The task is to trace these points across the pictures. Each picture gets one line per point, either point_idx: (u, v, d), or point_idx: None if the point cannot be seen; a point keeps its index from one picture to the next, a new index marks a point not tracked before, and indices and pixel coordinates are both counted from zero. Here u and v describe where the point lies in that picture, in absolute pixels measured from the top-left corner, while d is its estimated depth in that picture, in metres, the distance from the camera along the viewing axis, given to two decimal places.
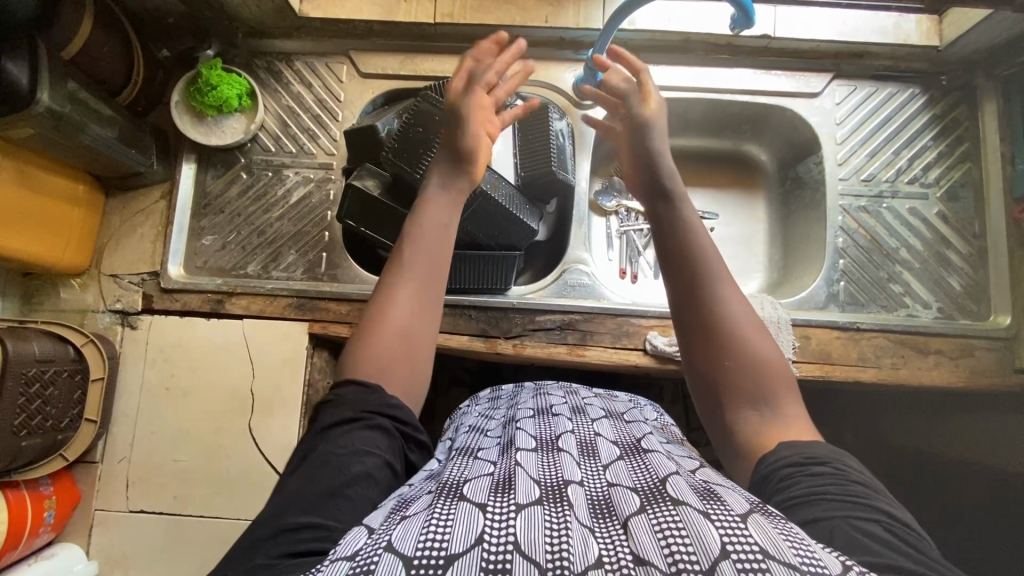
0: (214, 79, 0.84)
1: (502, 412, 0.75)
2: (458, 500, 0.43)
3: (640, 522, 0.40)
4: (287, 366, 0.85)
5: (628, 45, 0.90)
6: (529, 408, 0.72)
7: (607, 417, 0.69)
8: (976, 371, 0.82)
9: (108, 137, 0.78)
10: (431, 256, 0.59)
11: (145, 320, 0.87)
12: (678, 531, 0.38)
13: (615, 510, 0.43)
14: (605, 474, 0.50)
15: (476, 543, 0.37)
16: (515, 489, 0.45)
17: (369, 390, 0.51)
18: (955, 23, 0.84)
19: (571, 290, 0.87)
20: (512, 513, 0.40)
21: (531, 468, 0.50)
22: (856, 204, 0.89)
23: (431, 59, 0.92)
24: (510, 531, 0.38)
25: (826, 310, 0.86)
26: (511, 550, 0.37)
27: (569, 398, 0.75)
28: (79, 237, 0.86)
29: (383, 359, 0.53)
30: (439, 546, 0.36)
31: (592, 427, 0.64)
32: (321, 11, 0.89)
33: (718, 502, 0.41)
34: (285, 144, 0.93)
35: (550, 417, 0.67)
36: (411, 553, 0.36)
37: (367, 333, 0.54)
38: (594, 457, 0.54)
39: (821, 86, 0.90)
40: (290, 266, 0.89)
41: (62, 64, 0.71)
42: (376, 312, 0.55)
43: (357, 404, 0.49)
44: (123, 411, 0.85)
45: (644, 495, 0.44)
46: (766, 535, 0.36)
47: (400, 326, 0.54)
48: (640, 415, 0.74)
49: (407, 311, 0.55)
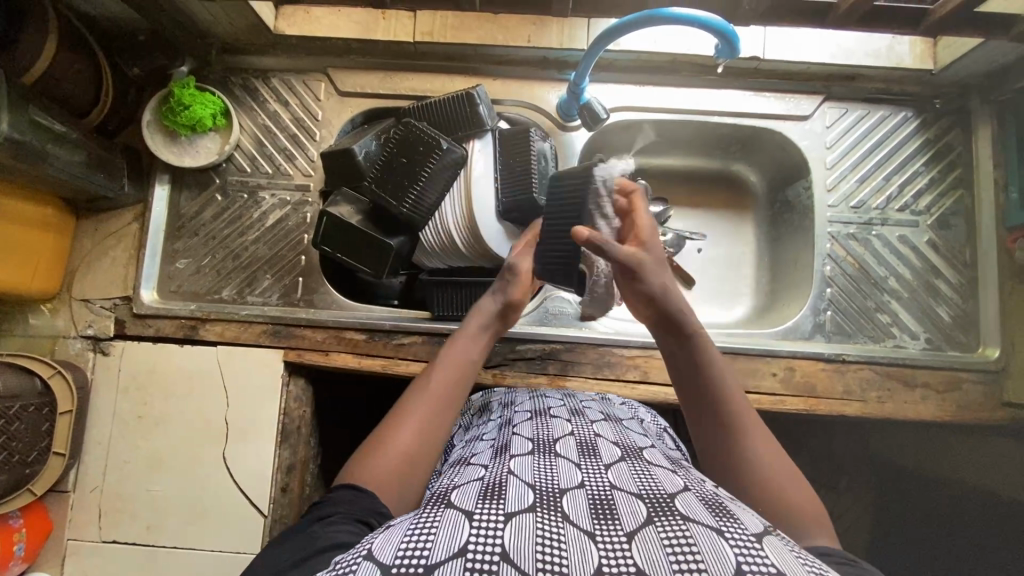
0: (186, 99, 0.82)
1: (499, 412, 0.72)
2: (445, 508, 0.42)
3: (648, 534, 0.38)
4: (262, 395, 0.83)
5: (613, 65, 0.87)
6: (527, 410, 0.68)
7: (607, 421, 0.66)
8: (963, 405, 0.81)
9: (74, 163, 0.76)
10: (449, 389, 0.62)
11: (117, 346, 0.85)
12: (689, 546, 0.37)
13: (619, 519, 0.41)
14: (607, 475, 0.48)
15: (459, 553, 0.36)
16: (506, 496, 0.43)
17: (364, 495, 0.51)
18: (950, 47, 0.82)
19: (552, 318, 0.86)
20: (501, 522, 0.39)
21: (523, 474, 0.48)
22: (845, 231, 0.87)
23: (411, 77, 0.90)
24: (499, 540, 0.37)
25: (812, 340, 0.84)
26: (498, 559, 0.36)
27: (567, 401, 0.72)
28: (48, 262, 0.84)
29: (381, 476, 0.53)
30: (420, 555, 0.36)
31: (592, 428, 0.61)
32: (298, 28, 0.86)
33: (732, 519, 0.40)
34: (261, 165, 0.90)
35: (547, 418, 0.64)
36: (389, 561, 0.36)
37: (371, 448, 0.56)
38: (595, 457, 0.53)
39: (811, 109, 0.88)
40: (265, 292, 0.88)
41: (23, 89, 0.69)
42: (385, 429, 0.57)
43: (348, 503, 0.50)
44: (95, 440, 0.83)
45: (650, 504, 0.42)
46: (782, 559, 0.37)
47: (406, 447, 0.56)
48: (641, 425, 0.70)
49: (415, 434, 0.57)
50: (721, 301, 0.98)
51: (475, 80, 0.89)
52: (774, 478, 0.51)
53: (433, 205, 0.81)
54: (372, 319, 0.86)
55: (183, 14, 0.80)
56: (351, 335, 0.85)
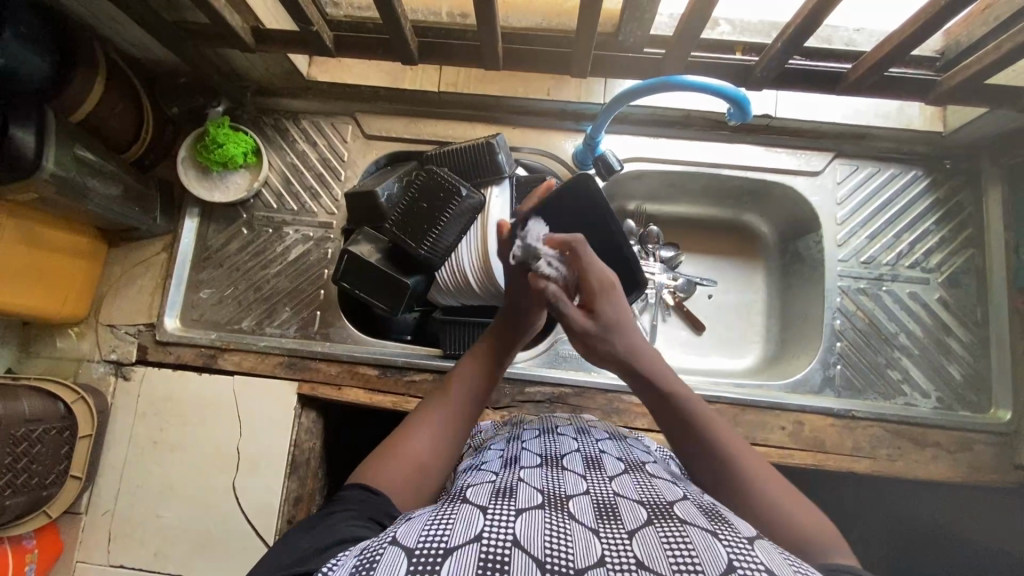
0: (221, 138, 0.86)
1: (506, 431, 0.70)
2: (459, 503, 0.43)
3: (647, 533, 0.39)
4: (273, 426, 0.85)
5: (629, 119, 0.90)
6: (534, 428, 0.67)
7: (613, 439, 0.64)
8: (975, 466, 0.80)
9: (111, 196, 0.80)
10: (462, 403, 0.62)
11: (138, 371, 0.87)
12: (685, 545, 0.37)
13: (621, 520, 0.41)
14: (611, 485, 0.49)
15: (475, 539, 0.37)
16: (517, 496, 0.44)
17: (374, 498, 0.51)
18: (957, 112, 0.84)
19: (562, 362, 0.87)
20: (514, 516, 0.40)
21: (534, 481, 0.49)
22: (855, 285, 0.88)
23: (434, 123, 0.94)
24: (512, 530, 0.38)
25: (821, 395, 0.84)
26: (510, 545, 0.37)
27: (573, 420, 0.70)
28: (78, 287, 0.87)
29: (394, 479, 0.53)
30: (440, 540, 0.37)
31: (597, 444, 0.60)
32: (329, 75, 0.91)
33: (725, 524, 0.41)
34: (287, 202, 0.94)
35: (555, 436, 0.63)
36: (413, 545, 0.37)
37: (386, 452, 0.56)
38: (599, 470, 0.52)
39: (821, 165, 0.90)
40: (283, 324, 0.90)
41: (71, 128, 0.73)
42: (399, 437, 0.58)
43: (368, 506, 0.50)
44: (110, 463, 0.85)
45: (650, 508, 0.43)
46: (771, 559, 0.37)
47: (420, 457, 0.56)
48: (644, 442, 0.68)
49: (428, 445, 0.57)
50: (731, 348, 0.98)
51: (496, 128, 0.93)
52: (770, 499, 0.50)
53: (450, 246, 0.83)
54: (386, 355, 0.87)
55: (224, 60, 0.85)
56: (364, 369, 0.87)
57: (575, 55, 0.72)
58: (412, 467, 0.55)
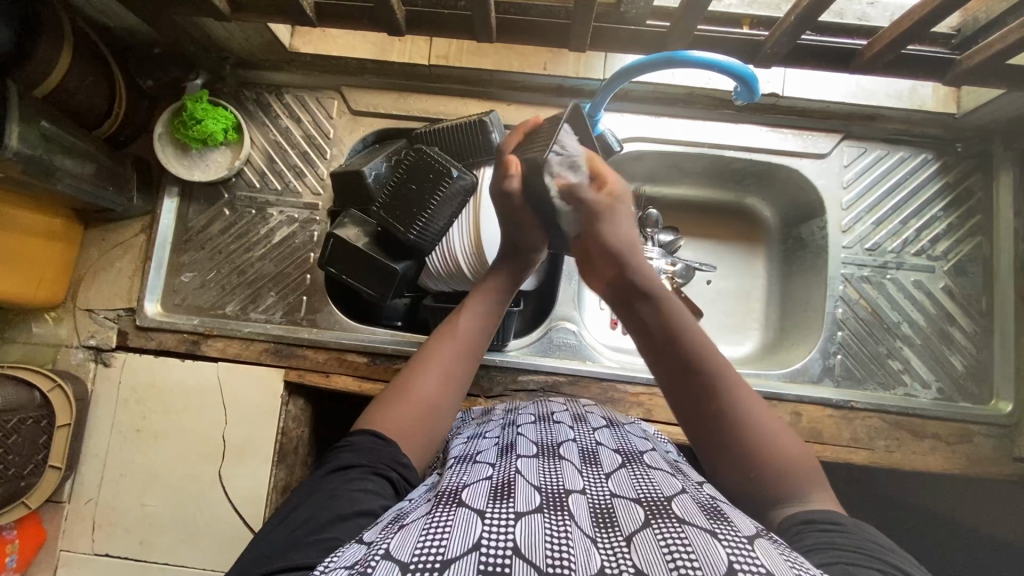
0: (198, 113, 0.81)
1: (499, 416, 0.68)
2: (455, 505, 0.40)
3: (647, 537, 0.37)
4: (259, 414, 0.82)
5: (629, 97, 0.86)
6: (530, 414, 0.65)
7: (610, 426, 0.62)
8: (973, 459, 0.79)
9: (83, 175, 0.76)
10: (471, 339, 0.63)
11: (119, 358, 0.85)
12: (685, 547, 0.35)
13: (618, 524, 0.39)
14: (608, 482, 0.46)
15: (473, 548, 0.35)
16: (514, 496, 0.42)
17: (384, 446, 0.53)
18: (972, 93, 0.80)
19: (556, 350, 0.85)
20: (511, 521, 0.38)
21: (530, 475, 0.46)
22: (859, 273, 0.86)
23: (425, 99, 0.89)
24: (509, 538, 0.36)
25: (820, 384, 0.83)
26: (510, 553, 0.35)
27: (570, 404, 0.68)
28: (54, 271, 0.84)
29: (401, 426, 0.55)
30: (436, 551, 0.35)
31: (594, 434, 0.58)
32: (313, 46, 0.86)
33: (725, 522, 0.39)
34: (271, 181, 0.90)
35: (551, 424, 0.61)
36: (408, 559, 0.34)
37: (397, 392, 0.58)
38: (596, 465, 0.50)
39: (829, 147, 0.86)
40: (269, 309, 0.87)
41: (36, 102, 0.68)
42: (405, 379, 0.59)
43: (373, 460, 0.51)
44: (93, 452, 0.83)
45: (648, 507, 0.41)
46: (772, 561, 0.35)
47: (427, 397, 0.57)
48: (643, 428, 0.66)
49: (435, 385, 0.58)
50: (728, 335, 0.96)
51: (489, 105, 0.89)
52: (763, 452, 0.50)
53: (440, 231, 0.79)
54: (374, 342, 0.85)
55: (200, 30, 0.80)
56: (353, 357, 0.84)
57: (574, 29, 0.68)
58: (419, 409, 0.57)
